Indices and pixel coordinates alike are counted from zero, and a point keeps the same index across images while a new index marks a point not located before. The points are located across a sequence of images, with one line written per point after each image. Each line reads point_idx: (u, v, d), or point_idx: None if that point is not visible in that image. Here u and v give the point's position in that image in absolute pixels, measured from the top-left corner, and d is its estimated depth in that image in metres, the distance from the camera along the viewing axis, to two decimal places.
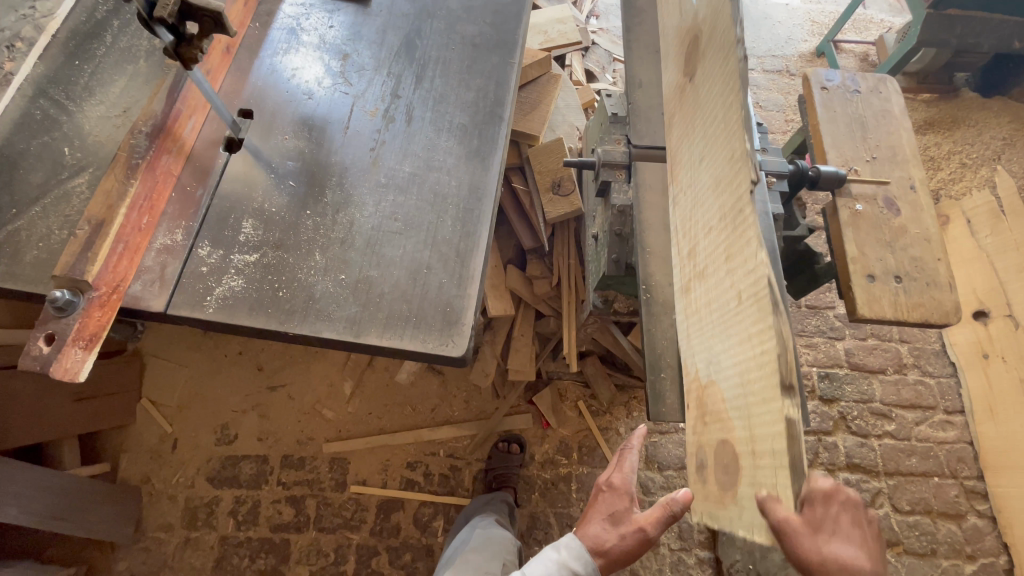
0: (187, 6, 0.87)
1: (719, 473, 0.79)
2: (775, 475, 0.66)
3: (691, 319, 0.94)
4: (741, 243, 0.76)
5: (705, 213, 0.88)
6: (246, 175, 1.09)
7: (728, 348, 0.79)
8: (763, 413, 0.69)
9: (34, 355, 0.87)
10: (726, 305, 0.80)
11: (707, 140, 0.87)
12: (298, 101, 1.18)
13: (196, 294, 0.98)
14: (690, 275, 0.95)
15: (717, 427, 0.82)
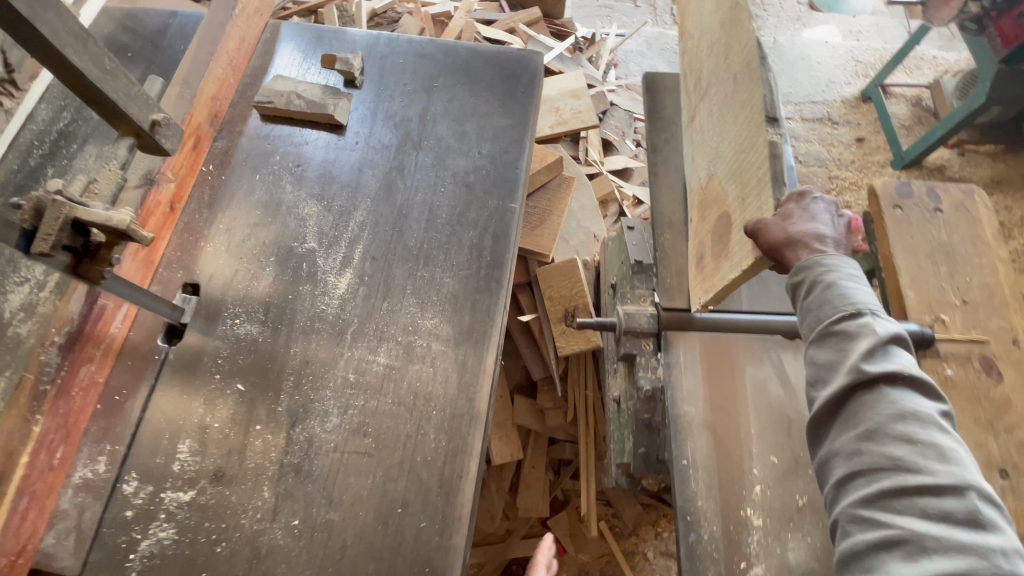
0: (82, 222, 0.67)
1: (715, 245, 0.90)
2: (761, 200, 0.76)
3: (694, 145, 1.04)
4: (737, 31, 0.82)
5: (705, 32, 0.94)
6: (188, 374, 0.90)
7: (725, 131, 0.87)
8: (751, 159, 0.78)
9: None
10: (722, 97, 0.88)
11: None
12: (255, 268, 0.98)
13: (117, 550, 0.79)
14: (694, 105, 1.04)
15: (717, 207, 0.91)
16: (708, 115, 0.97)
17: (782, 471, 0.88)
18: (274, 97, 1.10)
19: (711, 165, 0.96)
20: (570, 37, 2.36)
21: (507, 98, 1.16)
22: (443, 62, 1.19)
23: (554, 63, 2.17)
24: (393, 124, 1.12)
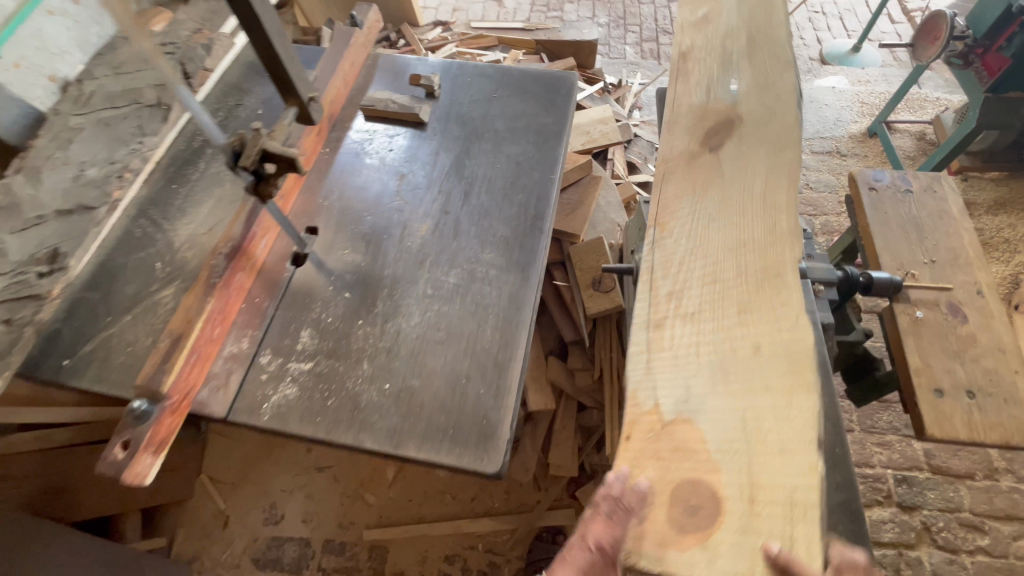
0: (269, 153, 1.00)
1: (685, 514, 0.73)
2: (789, 530, 0.70)
3: (657, 334, 0.91)
4: (786, 394, 0.81)
5: (709, 271, 0.95)
6: (308, 286, 1.21)
7: (721, 397, 0.83)
8: (777, 475, 0.75)
9: (111, 460, 0.94)
10: (749, 395, 0.82)
11: (730, 252, 0.96)
12: (359, 218, 1.31)
13: (255, 400, 1.06)
14: (664, 280, 0.96)
15: (687, 467, 0.77)
16: (692, 328, 0.90)
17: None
18: (375, 101, 1.47)
19: (677, 395, 0.85)
20: (600, 81, 2.77)
21: (550, 105, 1.49)
22: (501, 79, 1.55)
23: (586, 100, 2.55)
24: (462, 122, 1.46)
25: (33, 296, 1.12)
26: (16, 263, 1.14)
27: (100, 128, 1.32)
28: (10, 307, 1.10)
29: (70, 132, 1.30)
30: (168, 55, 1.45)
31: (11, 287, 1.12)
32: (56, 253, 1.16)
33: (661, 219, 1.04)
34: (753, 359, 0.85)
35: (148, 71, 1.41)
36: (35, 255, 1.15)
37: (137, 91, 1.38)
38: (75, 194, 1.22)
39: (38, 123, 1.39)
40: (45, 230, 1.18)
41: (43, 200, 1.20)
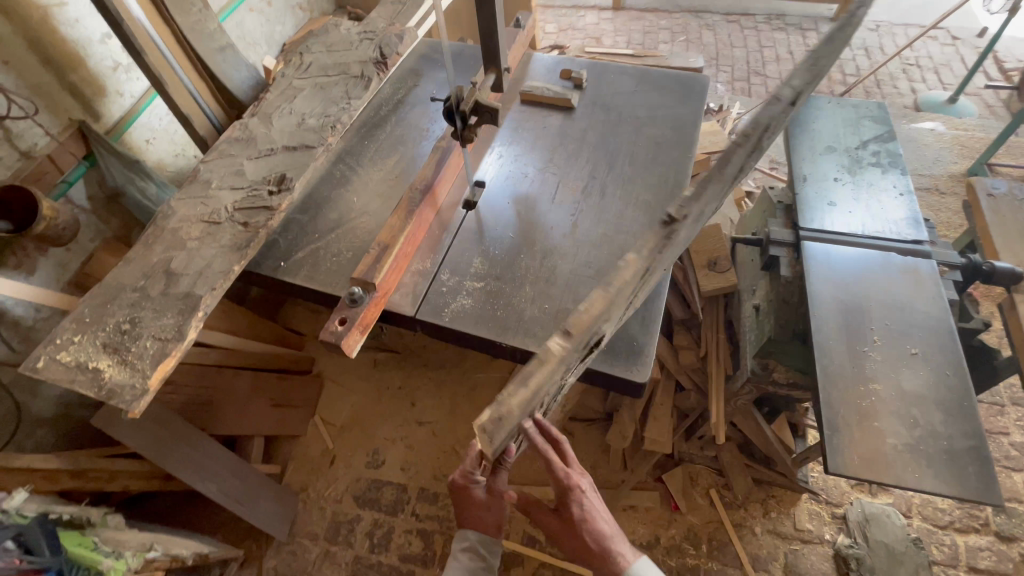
0: (478, 105, 1.25)
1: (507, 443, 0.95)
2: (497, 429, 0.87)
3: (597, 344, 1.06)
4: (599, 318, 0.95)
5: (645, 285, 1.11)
6: (478, 225, 1.43)
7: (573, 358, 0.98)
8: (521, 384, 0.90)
9: (331, 331, 1.15)
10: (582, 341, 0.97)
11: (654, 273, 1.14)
12: (517, 178, 1.53)
13: (437, 305, 1.27)
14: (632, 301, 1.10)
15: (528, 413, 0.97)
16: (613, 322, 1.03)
17: (897, 332, 1.18)
18: (533, 88, 1.71)
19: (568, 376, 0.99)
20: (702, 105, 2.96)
21: (686, 100, 1.69)
22: (641, 77, 1.76)
23: None
24: (606, 108, 1.68)
25: (266, 207, 1.36)
26: (253, 182, 1.41)
27: (316, 89, 1.62)
28: (248, 213, 1.35)
29: (294, 91, 1.61)
30: (369, 40, 1.77)
31: (249, 199, 1.38)
32: (283, 177, 1.41)
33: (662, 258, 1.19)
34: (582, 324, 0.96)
35: (354, 51, 1.73)
36: (268, 177, 1.42)
37: (345, 64, 1.69)
38: (298, 135, 1.50)
39: (263, 87, 1.72)
40: (274, 159, 1.45)
41: (276, 137, 1.50)
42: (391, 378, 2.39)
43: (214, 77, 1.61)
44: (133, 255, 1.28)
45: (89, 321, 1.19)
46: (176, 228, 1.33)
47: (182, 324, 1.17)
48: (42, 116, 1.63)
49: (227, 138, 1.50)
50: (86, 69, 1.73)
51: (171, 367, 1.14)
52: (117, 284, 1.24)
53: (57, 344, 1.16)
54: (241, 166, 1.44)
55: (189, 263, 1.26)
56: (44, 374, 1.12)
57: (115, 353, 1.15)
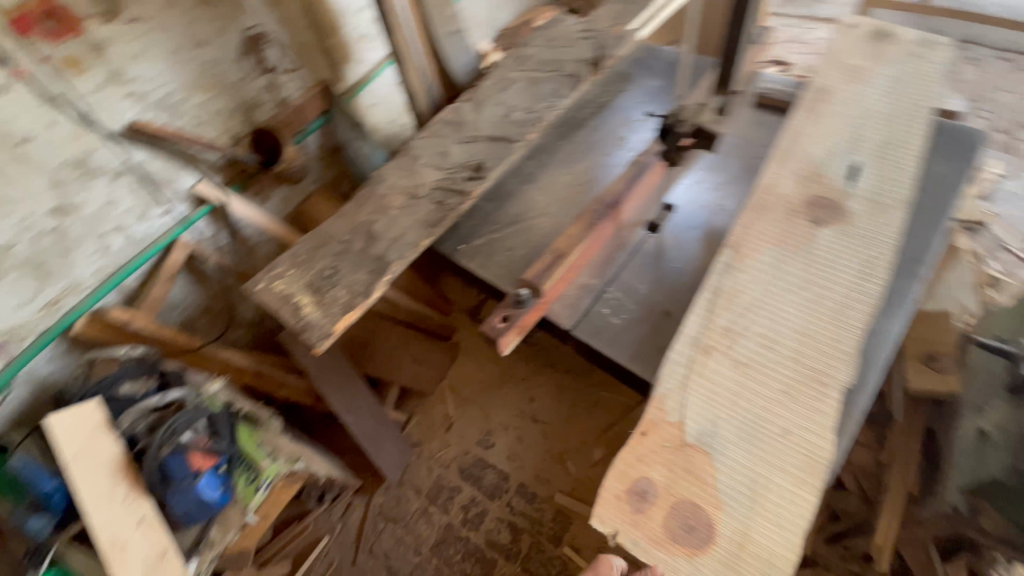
0: (698, 130, 1.15)
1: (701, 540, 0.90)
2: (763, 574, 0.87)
3: (701, 358, 1.07)
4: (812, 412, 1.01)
5: (772, 310, 1.14)
6: (658, 251, 1.34)
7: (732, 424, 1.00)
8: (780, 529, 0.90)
9: (493, 325, 1.18)
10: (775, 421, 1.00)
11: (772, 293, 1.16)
12: (713, 210, 1.40)
13: (599, 327, 1.22)
14: (725, 316, 1.13)
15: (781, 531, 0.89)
16: (737, 375, 1.06)
17: None
18: (767, 91, 1.61)
19: (706, 426, 1.01)
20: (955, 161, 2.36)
21: (942, 159, 1.43)
22: None
23: None
24: None
25: (459, 190, 1.45)
26: (453, 166, 1.50)
27: (527, 84, 1.66)
28: (445, 194, 1.45)
29: (508, 82, 1.67)
30: (588, 40, 1.75)
31: (446, 181, 1.47)
32: (481, 165, 1.49)
33: (742, 251, 1.22)
34: (779, 438, 0.98)
35: (572, 50, 1.72)
36: (466, 163, 1.50)
37: (560, 62, 1.69)
38: (504, 127, 1.55)
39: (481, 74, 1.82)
40: (477, 147, 1.53)
41: (482, 126, 1.57)
42: (519, 367, 2.44)
43: (441, 60, 1.73)
44: (345, 211, 1.45)
45: (302, 259, 1.37)
46: (383, 195, 1.47)
47: (371, 283, 1.31)
48: (302, 74, 1.89)
49: (441, 118, 1.62)
50: (343, 37, 1.97)
51: (355, 318, 1.27)
52: (328, 234, 1.41)
53: (275, 273, 1.36)
54: (447, 149, 1.54)
55: (388, 229, 1.40)
56: (261, 297, 1.32)
57: (315, 293, 1.31)
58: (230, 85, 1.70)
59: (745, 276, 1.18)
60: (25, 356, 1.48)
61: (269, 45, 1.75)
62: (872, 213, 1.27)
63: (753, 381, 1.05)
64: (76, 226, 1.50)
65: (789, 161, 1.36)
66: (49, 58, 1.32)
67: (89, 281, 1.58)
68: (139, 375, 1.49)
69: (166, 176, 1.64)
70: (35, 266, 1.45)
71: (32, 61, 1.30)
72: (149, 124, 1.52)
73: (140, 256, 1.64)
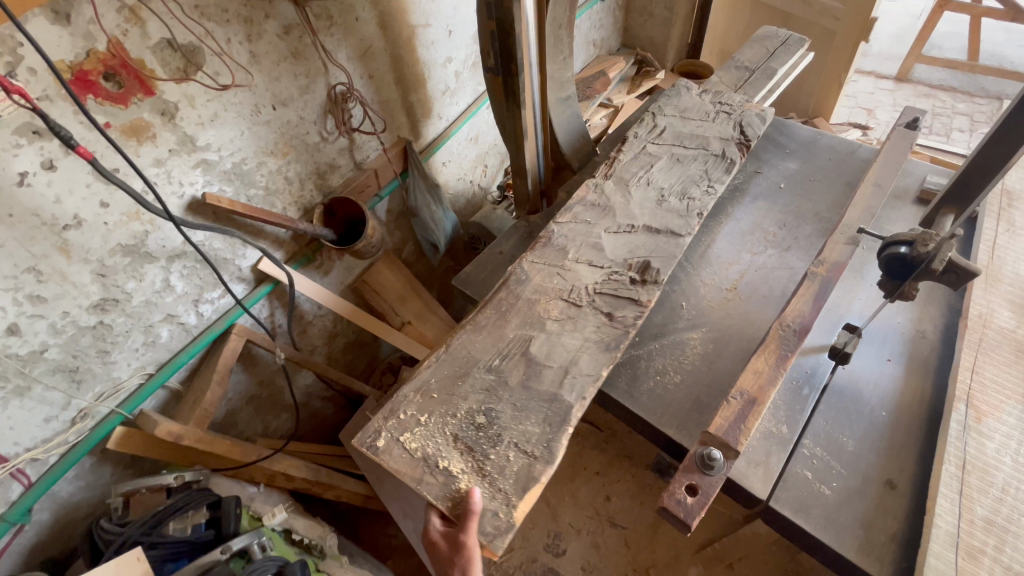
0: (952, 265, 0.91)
1: None
2: None
3: (969, 568, 0.83)
4: None
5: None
6: (851, 388, 1.09)
7: None
8: None
9: (677, 498, 0.92)
10: None
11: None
12: (907, 335, 1.16)
13: (804, 499, 0.96)
14: (982, 503, 0.89)
15: None
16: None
17: None
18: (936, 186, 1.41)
19: None
20: None
21: None
22: None
23: None
24: None
25: (631, 299, 1.16)
26: (613, 263, 1.23)
27: (671, 161, 1.42)
28: (614, 304, 1.16)
29: (652, 158, 1.44)
30: (726, 113, 1.53)
31: (609, 283, 1.20)
32: (647, 264, 1.21)
33: (979, 409, 0.98)
34: None
35: (712, 124, 1.50)
36: (629, 261, 1.23)
37: (703, 137, 1.47)
38: (660, 216, 1.30)
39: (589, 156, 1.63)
40: (635, 239, 1.27)
41: (636, 213, 1.31)
42: (590, 457, 2.14)
43: (553, 130, 1.52)
44: (485, 322, 1.16)
45: (435, 397, 1.05)
46: (531, 299, 1.19)
47: (551, 438, 0.98)
48: (383, 133, 1.65)
49: (581, 201, 1.37)
50: (425, 90, 1.73)
51: (536, 499, 0.93)
52: (470, 357, 1.11)
53: (401, 420, 1.02)
54: (599, 240, 1.28)
55: (551, 352, 1.10)
56: (384, 459, 0.97)
57: (468, 454, 0.98)
58: (308, 149, 1.45)
59: (992, 444, 0.94)
60: (50, 478, 1.18)
61: (356, 104, 1.51)
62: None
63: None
64: (121, 320, 1.21)
65: (1001, 286, 1.14)
66: (110, 125, 1.05)
67: (131, 381, 1.29)
68: (187, 508, 1.20)
69: (228, 256, 1.37)
70: (69, 372, 1.16)
71: (86, 129, 1.02)
72: (220, 200, 1.26)
73: (190, 349, 1.37)
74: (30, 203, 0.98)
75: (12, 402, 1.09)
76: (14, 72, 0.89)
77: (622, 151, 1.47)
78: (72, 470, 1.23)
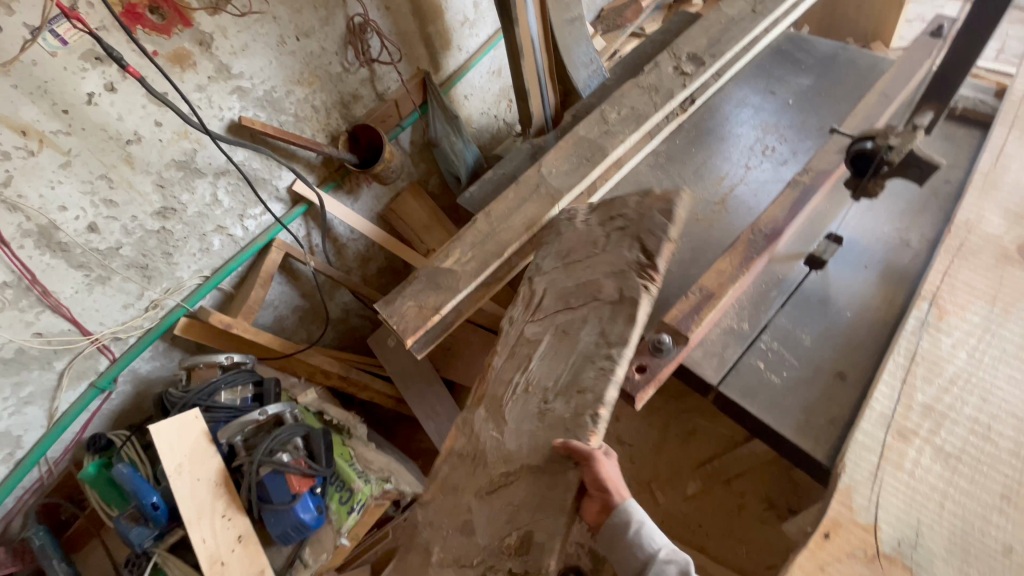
0: (913, 157, 0.91)
1: None
2: None
3: (896, 445, 0.89)
4: None
5: (990, 394, 0.91)
6: (820, 292, 1.12)
7: (928, 531, 0.81)
8: None
9: (626, 376, 1.03)
10: (984, 533, 0.80)
11: (985, 364, 0.94)
12: (889, 245, 1.16)
13: (751, 384, 1.04)
14: (923, 392, 0.92)
15: None
16: (943, 472, 0.86)
17: None
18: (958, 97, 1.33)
19: (906, 535, 0.82)
20: None
21: None
22: None
23: None
24: None
25: None
26: (486, 545, 0.92)
27: (557, 340, 1.04)
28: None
29: (530, 350, 1.08)
30: (619, 226, 1.08)
31: None
32: (527, 536, 0.88)
33: (943, 308, 1.00)
34: (1003, 560, 0.77)
35: (607, 252, 1.07)
36: (507, 540, 0.90)
37: (594, 282, 1.05)
38: (547, 443, 0.93)
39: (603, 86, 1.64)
40: (513, 491, 0.93)
41: (516, 452, 0.97)
42: None
43: (558, 52, 1.58)
44: None
45: None
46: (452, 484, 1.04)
47: None
48: (401, 65, 1.76)
49: (451, 453, 1.08)
50: (443, 22, 1.80)
51: None
52: None
53: None
54: (470, 513, 0.97)
55: None
56: None
57: None
58: (331, 78, 1.59)
59: (947, 341, 0.96)
60: (130, 354, 1.48)
61: (374, 35, 1.62)
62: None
63: (965, 481, 0.85)
64: (179, 227, 1.45)
65: (998, 193, 1.10)
66: (157, 53, 1.25)
67: (190, 281, 1.54)
68: (236, 383, 1.46)
69: (266, 176, 1.57)
70: (141, 268, 1.42)
71: (136, 56, 1.22)
72: (254, 122, 1.44)
73: (237, 257, 1.60)
74: (99, 119, 1.22)
75: (97, 288, 1.37)
76: (75, 4, 1.11)
77: (490, 377, 1.13)
78: (149, 350, 1.53)
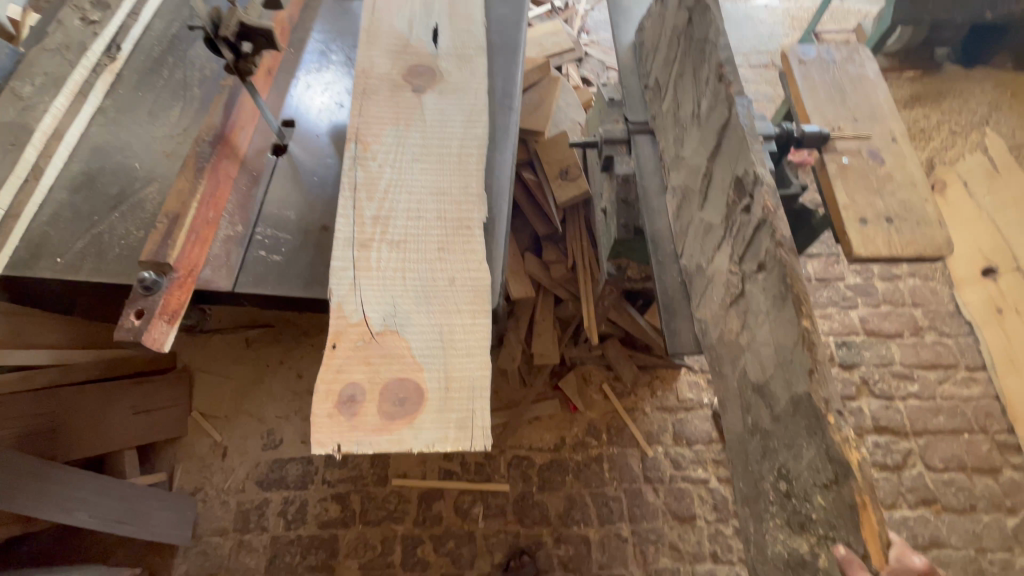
0: (246, 28, 1.03)
1: (397, 407, 0.94)
2: (474, 399, 0.95)
3: (362, 255, 1.08)
4: (466, 243, 1.11)
5: (417, 182, 1.18)
6: (291, 175, 1.29)
7: (403, 302, 1.03)
8: (469, 361, 0.98)
9: (127, 327, 0.98)
10: (433, 279, 1.06)
11: (408, 166, 1.20)
12: (332, 114, 1.39)
13: (261, 271, 1.16)
14: (371, 207, 1.14)
15: (472, 361, 0.98)
16: (397, 255, 1.08)
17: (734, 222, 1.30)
18: None
19: (386, 312, 1.03)
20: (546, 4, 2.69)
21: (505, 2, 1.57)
22: None
23: (536, 19, 2.53)
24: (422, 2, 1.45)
25: (760, 226, 0.92)
26: (726, 219, 1.04)
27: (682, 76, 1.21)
28: (753, 253, 0.95)
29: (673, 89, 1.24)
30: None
31: (739, 241, 0.99)
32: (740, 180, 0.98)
33: (365, 141, 1.22)
34: (447, 290, 1.05)
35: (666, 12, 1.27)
36: (729, 199, 1.02)
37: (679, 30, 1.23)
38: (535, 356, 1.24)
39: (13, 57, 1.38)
40: (717, 179, 1.07)
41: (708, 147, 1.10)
42: (270, 353, 2.20)
43: None
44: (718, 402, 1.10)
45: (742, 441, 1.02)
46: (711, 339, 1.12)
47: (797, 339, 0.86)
48: None
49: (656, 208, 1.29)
50: None
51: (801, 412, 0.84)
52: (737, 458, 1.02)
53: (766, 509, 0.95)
54: (702, 219, 1.13)
55: (760, 365, 0.95)
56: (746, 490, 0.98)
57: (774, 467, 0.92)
58: None
59: (375, 164, 1.19)
60: None
61: None
62: (461, 63, 1.34)
63: (411, 253, 1.09)
64: None
65: (377, 40, 1.36)
66: None
67: None
68: None
69: None
70: None
71: None
72: None
73: None
74: None
75: None
76: None
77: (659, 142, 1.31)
78: None
